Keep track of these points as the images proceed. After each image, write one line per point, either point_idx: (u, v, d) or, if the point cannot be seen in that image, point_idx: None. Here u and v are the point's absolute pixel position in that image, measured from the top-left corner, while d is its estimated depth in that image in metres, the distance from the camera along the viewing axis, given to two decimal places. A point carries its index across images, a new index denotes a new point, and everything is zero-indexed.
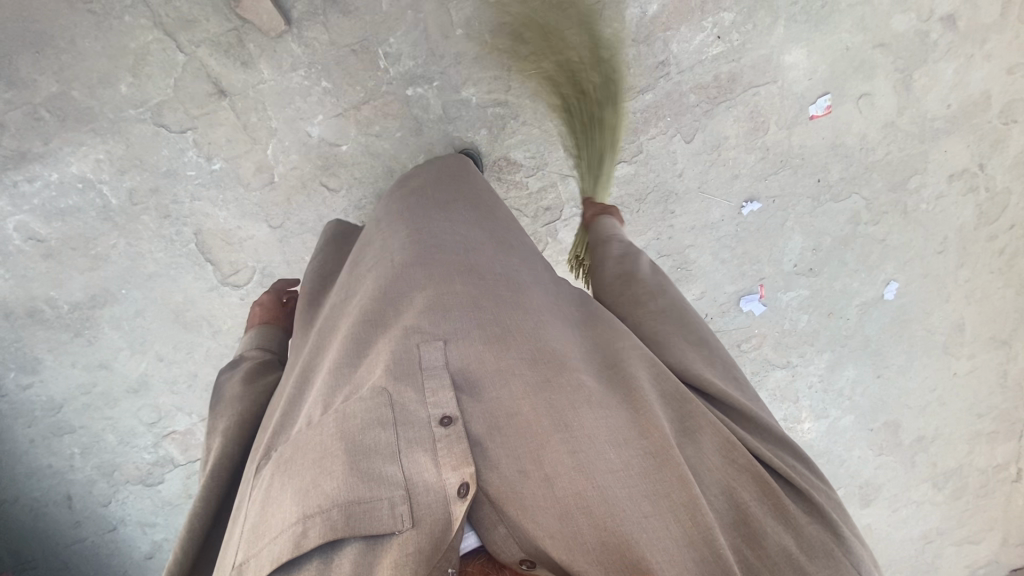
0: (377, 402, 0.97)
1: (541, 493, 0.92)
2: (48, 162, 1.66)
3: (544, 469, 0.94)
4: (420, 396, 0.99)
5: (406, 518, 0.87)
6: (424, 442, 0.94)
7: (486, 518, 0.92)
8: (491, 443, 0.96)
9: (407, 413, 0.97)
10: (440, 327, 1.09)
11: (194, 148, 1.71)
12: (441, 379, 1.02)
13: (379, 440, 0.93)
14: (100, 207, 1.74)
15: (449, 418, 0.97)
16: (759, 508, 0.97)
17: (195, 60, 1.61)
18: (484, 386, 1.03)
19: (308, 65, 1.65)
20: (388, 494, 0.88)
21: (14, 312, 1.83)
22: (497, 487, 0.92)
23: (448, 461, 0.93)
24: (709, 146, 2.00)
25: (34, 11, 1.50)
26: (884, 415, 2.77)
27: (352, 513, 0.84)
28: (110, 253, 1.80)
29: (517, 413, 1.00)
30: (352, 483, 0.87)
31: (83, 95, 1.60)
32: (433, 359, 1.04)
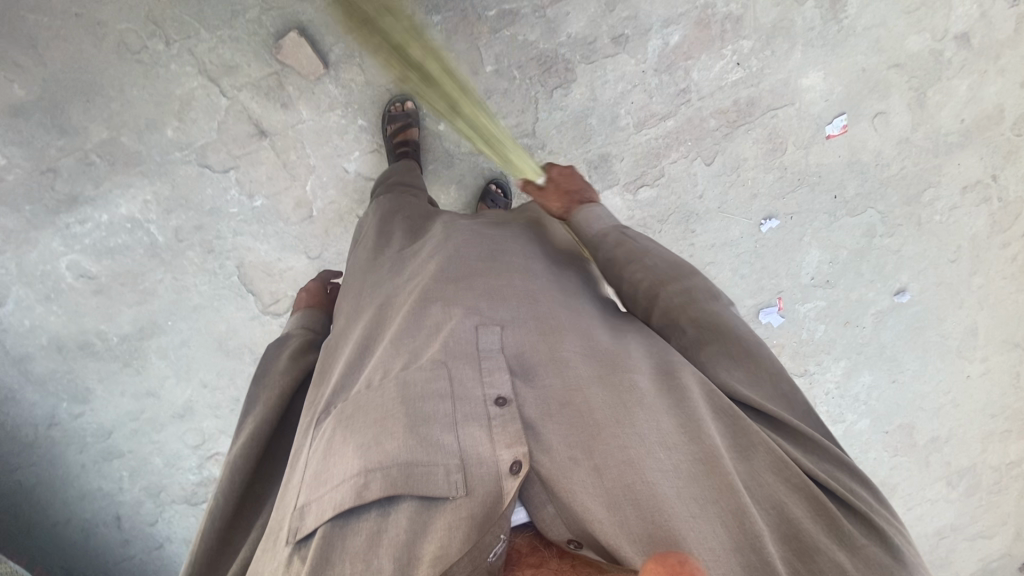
0: (438, 373, 0.99)
1: (590, 481, 0.90)
2: (99, 205, 1.73)
3: (595, 460, 0.93)
4: (476, 372, 1.01)
5: (460, 486, 0.87)
6: (478, 416, 0.95)
7: (536, 498, 0.92)
8: (545, 426, 0.96)
9: (462, 386, 0.99)
10: (496, 314, 1.11)
11: (237, 186, 1.78)
12: (498, 362, 1.03)
13: (436, 410, 0.95)
14: (148, 245, 1.81)
15: (504, 398, 0.97)
16: (810, 521, 0.91)
17: (236, 103, 1.68)
18: (539, 372, 1.03)
19: (346, 105, 1.72)
20: (441, 460, 0.89)
21: (66, 346, 1.92)
22: (546, 470, 0.91)
23: (502, 435, 0.93)
24: (728, 168, 2.06)
25: (84, 64, 1.56)
26: (898, 418, 2.84)
27: (408, 476, 0.86)
28: (157, 287, 1.88)
29: (573, 402, 0.99)
30: (410, 445, 0.89)
31: (131, 140, 1.66)
32: (490, 343, 1.05)
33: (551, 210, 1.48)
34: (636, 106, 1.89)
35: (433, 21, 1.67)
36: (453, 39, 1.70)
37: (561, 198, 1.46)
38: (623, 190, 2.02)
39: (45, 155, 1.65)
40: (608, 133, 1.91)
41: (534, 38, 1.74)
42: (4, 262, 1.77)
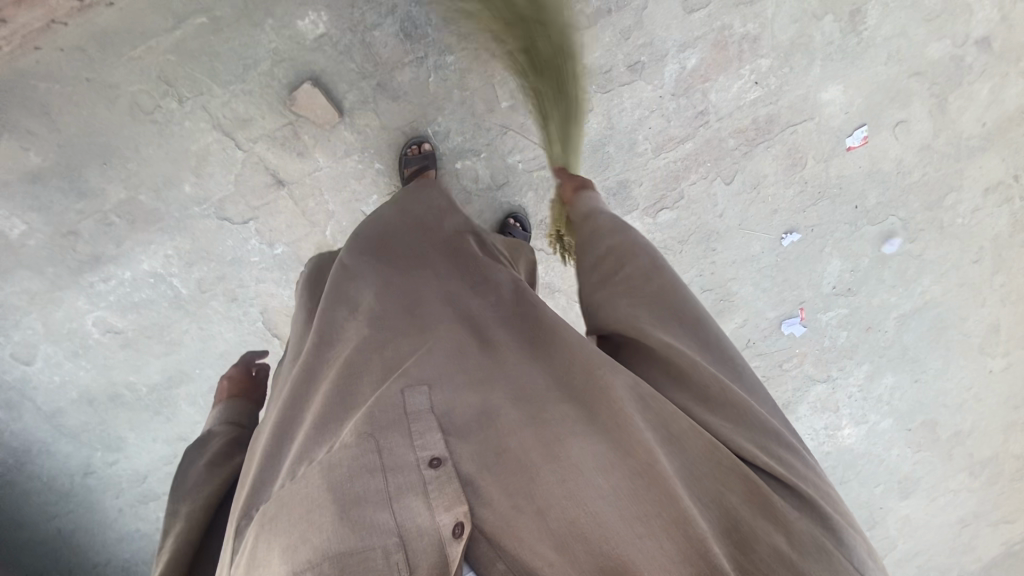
0: (365, 449, 0.85)
1: (534, 526, 0.82)
2: (121, 262, 1.73)
3: (535, 503, 0.84)
4: (403, 437, 0.88)
5: (403, 565, 0.76)
6: (412, 486, 0.83)
7: (485, 558, 0.81)
8: (484, 481, 0.86)
9: (392, 457, 0.85)
10: (420, 372, 0.99)
11: (257, 235, 1.77)
12: (427, 421, 0.91)
13: (367, 487, 0.81)
14: (172, 298, 1.81)
15: (438, 458, 0.86)
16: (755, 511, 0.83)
17: (252, 155, 1.66)
18: (468, 423, 0.93)
19: (362, 150, 1.70)
20: (377, 542, 0.76)
21: (97, 398, 1.93)
22: (490, 528, 0.82)
23: (439, 500, 0.82)
24: (748, 185, 2.04)
25: (98, 127, 1.55)
26: (922, 415, 2.83)
27: (341, 567, 0.73)
28: (183, 338, 1.88)
29: (507, 449, 0.89)
30: (342, 532, 0.76)
31: (150, 198, 1.66)
32: (414, 400, 0.93)
33: (562, 188, 1.52)
34: (655, 132, 1.87)
35: (446, 61, 1.65)
36: (467, 77, 1.68)
37: (574, 182, 1.50)
38: (643, 215, 2.00)
39: (66, 218, 1.64)
40: (625, 159, 1.89)
41: None
42: (31, 323, 1.77)
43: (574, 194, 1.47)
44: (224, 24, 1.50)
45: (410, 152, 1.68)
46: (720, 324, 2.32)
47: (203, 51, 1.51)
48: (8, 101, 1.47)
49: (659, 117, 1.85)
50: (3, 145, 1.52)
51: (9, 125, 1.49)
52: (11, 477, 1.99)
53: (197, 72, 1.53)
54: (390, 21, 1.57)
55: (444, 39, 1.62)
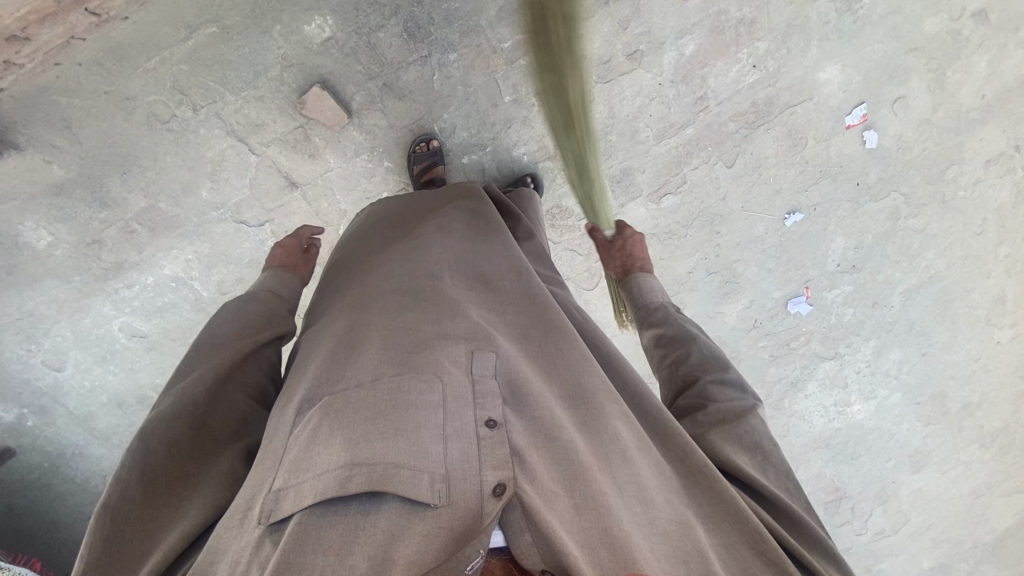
0: (431, 387, 0.92)
1: (568, 518, 0.84)
2: (144, 268, 1.79)
3: (576, 501, 0.87)
4: (468, 393, 0.94)
5: (443, 497, 0.79)
6: (466, 436, 0.87)
7: (513, 522, 0.80)
8: (533, 457, 0.88)
9: (454, 404, 0.91)
10: (492, 344, 1.05)
11: (273, 237, 1.82)
12: (492, 387, 0.96)
13: (427, 419, 0.87)
14: (193, 300, 1.87)
15: (495, 422, 0.90)
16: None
17: (266, 158, 1.71)
18: (530, 405, 0.97)
19: (371, 149, 1.75)
20: (427, 467, 0.81)
21: (126, 401, 2.00)
22: (531, 494, 0.82)
23: (489, 457, 0.85)
24: (750, 168, 2.07)
25: (116, 138, 1.60)
26: (930, 388, 2.85)
27: (392, 476, 0.78)
28: None
29: (562, 440, 0.94)
30: (398, 445, 0.82)
31: (169, 205, 1.71)
32: (484, 368, 0.99)
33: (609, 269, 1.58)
34: (655, 119, 1.91)
35: (450, 59, 1.68)
36: (470, 74, 1.71)
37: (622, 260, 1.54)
38: (647, 200, 2.04)
39: (90, 227, 1.70)
40: (628, 147, 1.93)
41: None
42: (60, 330, 1.83)
43: (626, 274, 1.52)
44: (234, 33, 1.54)
45: (418, 149, 1.73)
46: (726, 306, 2.36)
47: (214, 60, 1.56)
48: (30, 117, 1.53)
49: (660, 105, 1.88)
50: (27, 159, 1.57)
51: (32, 140, 1.55)
52: (47, 480, 2.07)
53: (209, 81, 1.58)
54: (394, 22, 1.60)
55: (447, 37, 1.65)
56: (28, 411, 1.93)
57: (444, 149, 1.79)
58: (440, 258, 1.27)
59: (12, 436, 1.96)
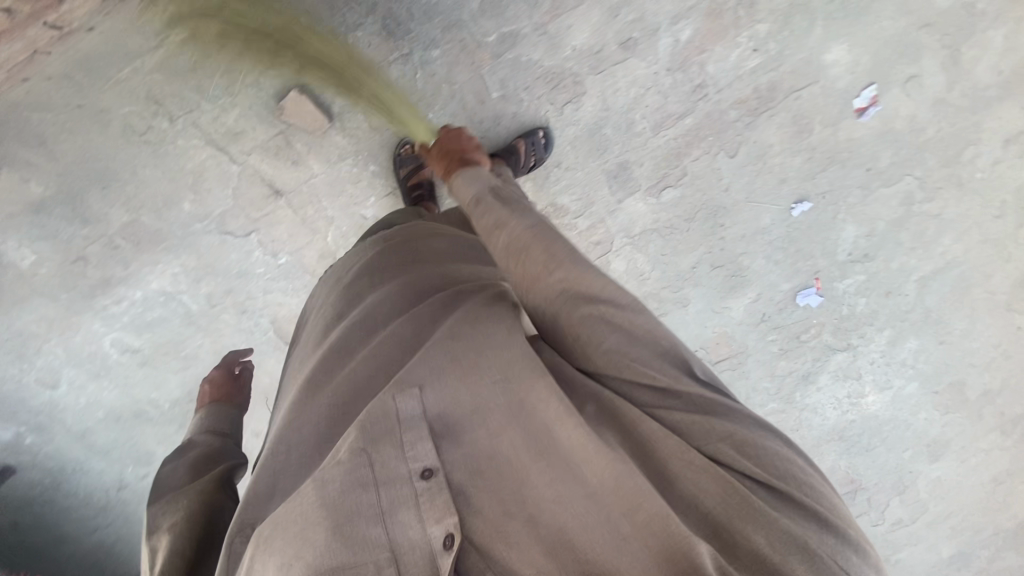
0: (358, 460, 0.85)
1: (525, 540, 0.82)
2: (131, 283, 1.75)
3: (528, 513, 0.84)
4: (396, 448, 0.87)
5: (397, 574, 0.78)
6: (404, 500, 0.82)
7: (473, 569, 0.81)
8: (476, 488, 0.85)
9: (385, 467, 0.85)
10: (416, 374, 0.95)
11: (260, 247, 1.78)
12: (418, 429, 0.88)
13: (359, 502, 0.81)
14: (183, 314, 1.84)
15: (430, 469, 0.85)
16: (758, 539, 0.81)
17: (248, 167, 1.66)
18: (461, 429, 0.90)
19: (355, 154, 1.69)
20: (371, 556, 0.78)
21: (122, 416, 1.98)
22: (481, 533, 0.82)
23: (430, 512, 0.81)
24: (754, 157, 1.97)
25: (93, 153, 1.56)
26: (949, 376, 2.75)
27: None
28: (199, 351, 1.91)
29: (499, 458, 0.87)
30: (335, 547, 0.77)
31: (152, 219, 1.67)
32: (408, 408, 0.90)
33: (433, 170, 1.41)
34: (652, 109, 1.82)
35: (432, 56, 1.61)
36: (454, 71, 1.64)
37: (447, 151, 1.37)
38: (646, 195, 1.96)
39: (73, 244, 1.67)
40: (624, 141, 1.85)
41: (538, 57, 1.67)
42: (52, 348, 1.81)
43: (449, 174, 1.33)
44: (207, 40, 1.48)
45: (404, 151, 1.68)
46: (733, 301, 2.28)
47: (188, 68, 1.50)
48: (4, 135, 1.48)
49: (656, 95, 1.80)
50: (5, 177, 1.53)
51: (7, 158, 1.51)
52: (50, 496, 2.07)
53: (185, 89, 1.52)
54: (372, 20, 1.53)
55: (428, 34, 1.58)
56: (26, 429, 1.92)
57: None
58: (376, 295, 1.17)
59: (11, 454, 1.95)
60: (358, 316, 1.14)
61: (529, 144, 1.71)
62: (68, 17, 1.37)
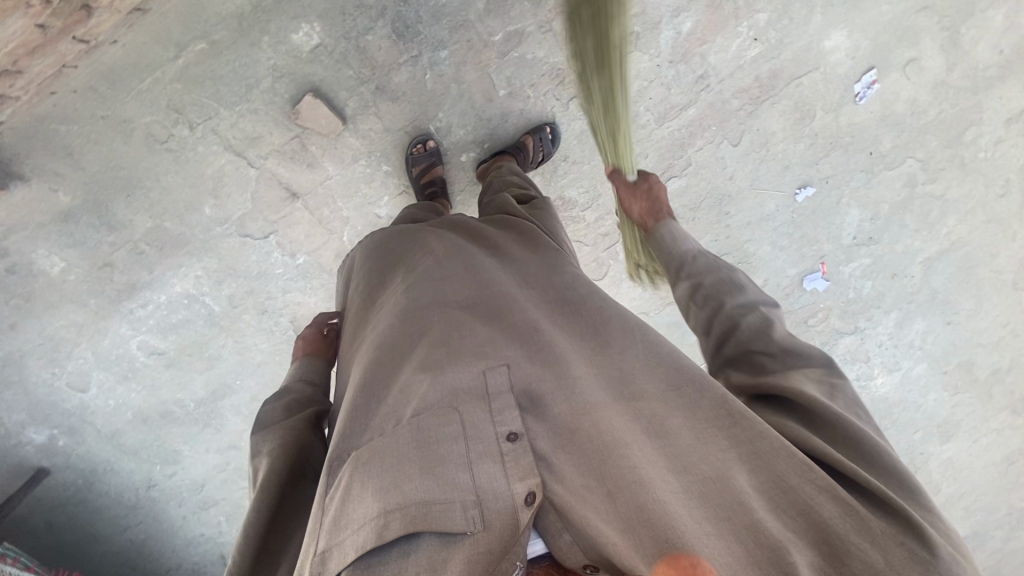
0: (450, 418, 0.91)
1: (602, 509, 0.82)
2: (156, 287, 1.81)
3: (607, 486, 0.85)
4: (485, 412, 0.92)
5: (479, 521, 0.80)
6: (492, 454, 0.87)
7: (552, 527, 0.84)
8: (558, 457, 0.88)
9: (474, 428, 0.90)
10: (502, 352, 1.01)
11: (278, 248, 1.83)
12: (507, 399, 0.93)
13: (449, 450, 0.87)
14: (206, 315, 1.90)
15: (517, 433, 0.89)
16: (837, 519, 0.76)
17: (266, 171, 1.71)
18: (548, 403, 0.94)
19: (368, 154, 1.74)
20: (457, 497, 0.82)
21: (150, 417, 2.05)
22: (563, 499, 0.84)
23: (514, 469, 0.86)
24: (757, 144, 2.01)
25: (117, 162, 1.61)
26: (957, 356, 2.77)
27: (427, 514, 0.80)
28: (221, 352, 1.97)
29: (582, 428, 0.91)
30: (429, 485, 0.83)
31: (174, 224, 1.73)
32: (497, 380, 0.96)
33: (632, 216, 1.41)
34: (655, 102, 1.86)
35: (441, 57, 1.65)
36: (462, 70, 1.68)
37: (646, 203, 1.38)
38: None
39: (100, 251, 1.73)
40: None
41: (543, 54, 1.70)
42: (82, 352, 1.87)
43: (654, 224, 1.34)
44: (223, 48, 1.53)
45: (415, 151, 1.72)
46: None
47: (205, 76, 1.55)
48: (33, 147, 1.55)
49: (659, 87, 1.84)
50: (34, 188, 1.59)
51: (36, 170, 1.57)
52: (84, 496, 2.13)
53: (203, 97, 1.57)
54: (382, 24, 1.58)
55: (436, 34, 1.63)
56: (59, 432, 1.99)
57: (441, 148, 1.77)
58: (446, 268, 1.21)
59: (45, 457, 2.02)
60: (430, 286, 1.17)
61: (535, 140, 1.76)
62: (93, 30, 1.38)
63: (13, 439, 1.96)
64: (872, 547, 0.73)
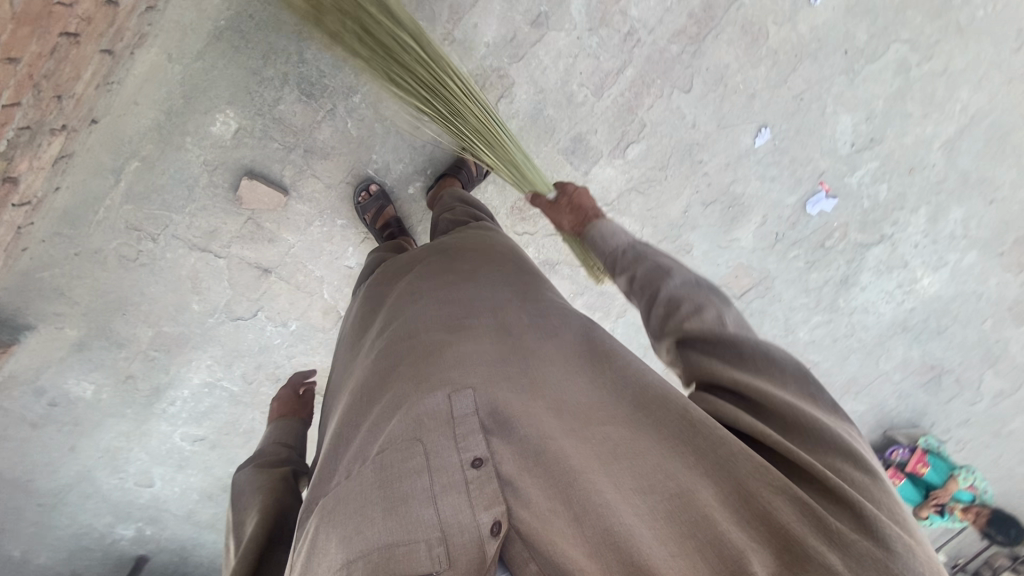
0: (413, 451, 0.81)
1: (571, 534, 0.73)
2: (177, 384, 1.96)
3: (575, 509, 0.75)
4: (447, 439, 0.82)
5: (447, 558, 0.73)
6: (455, 488, 0.78)
7: (517, 556, 0.74)
8: (525, 480, 0.78)
9: (437, 458, 0.80)
10: (468, 373, 0.89)
11: (270, 321, 1.92)
12: (470, 421, 0.83)
13: (412, 486, 0.78)
14: (229, 396, 2.03)
15: (481, 458, 0.79)
16: (801, 526, 0.70)
17: (233, 257, 1.78)
18: (515, 421, 0.83)
19: (320, 214, 1.77)
20: (422, 534, 0.74)
21: (214, 491, 2.24)
22: (529, 525, 0.73)
23: (479, 498, 0.76)
24: (712, 83, 1.86)
25: (103, 287, 1.74)
26: (1014, 233, 2.49)
27: (389, 560, 0.72)
28: (254, 423, 2.12)
29: (549, 447, 0.81)
30: (393, 525, 0.75)
31: (172, 326, 1.85)
32: (459, 406, 0.84)
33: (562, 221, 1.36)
34: (588, 74, 1.76)
35: (356, 101, 1.64)
36: (381, 107, 1.66)
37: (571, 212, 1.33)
38: (610, 158, 1.91)
39: (118, 366, 1.88)
40: (569, 115, 1.81)
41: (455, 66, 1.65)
42: (137, 455, 2.06)
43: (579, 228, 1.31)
44: (154, 160, 1.59)
45: (362, 199, 1.73)
46: (739, 230, 2.20)
47: (150, 190, 1.63)
48: (28, 298, 1.68)
49: (587, 59, 1.73)
50: (44, 332, 1.74)
51: (38, 316, 1.71)
52: (184, 569, 2.39)
53: (154, 209, 1.66)
54: (289, 89, 1.58)
55: (344, 82, 1.61)
56: (143, 523, 2.22)
57: (386, 188, 1.77)
58: (421, 293, 1.12)
59: (141, 545, 2.27)
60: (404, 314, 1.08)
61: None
62: (28, 192, 1.33)
63: (109, 537, 2.22)
64: (837, 552, 0.68)
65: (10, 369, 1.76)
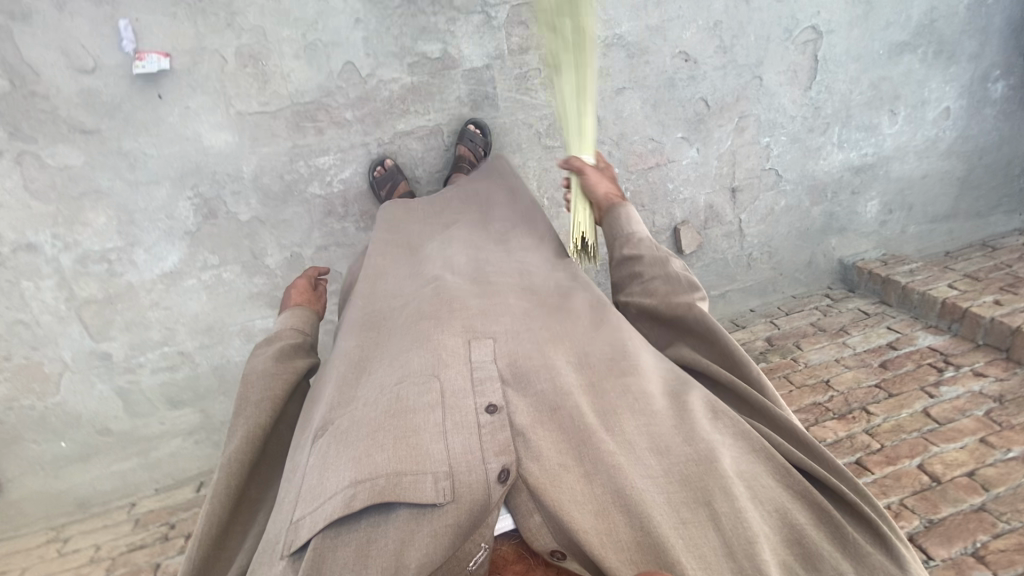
0: (428, 387, 0.90)
1: (580, 488, 0.82)
2: (861, 167, 2.36)
3: (586, 467, 0.84)
4: (466, 384, 0.92)
5: (451, 492, 0.78)
6: (468, 429, 0.86)
7: (523, 506, 0.81)
8: (537, 430, 0.87)
9: (454, 399, 0.89)
10: (489, 330, 1.03)
11: (768, 159, 2.23)
12: (489, 373, 0.94)
13: (428, 420, 0.86)
14: (845, 127, 2.27)
15: (494, 406, 0.89)
16: (806, 518, 0.84)
17: (741, 213, 2.29)
18: (531, 381, 0.94)
19: (677, 198, 2.18)
20: (432, 468, 0.80)
21: (950, 54, 2.25)
22: (538, 478, 0.81)
23: (490, 442, 0.84)
24: (321, 46, 1.66)
25: (806, 253, 2.44)
26: None
27: (397, 487, 0.77)
28: (868, 88, 2.22)
29: (565, 407, 0.91)
30: (401, 455, 0.80)
31: (811, 204, 2.36)
32: (477, 354, 0.97)
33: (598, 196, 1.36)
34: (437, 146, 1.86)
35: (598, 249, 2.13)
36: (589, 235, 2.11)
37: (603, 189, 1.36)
38: (460, 56, 1.78)
39: (857, 201, 2.41)
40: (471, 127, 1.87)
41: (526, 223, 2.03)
42: (926, 138, 2.38)
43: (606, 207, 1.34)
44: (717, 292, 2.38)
45: None
46: None
47: (731, 283, 2.39)
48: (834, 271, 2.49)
49: (428, 160, 1.87)
50: (852, 254, 2.48)
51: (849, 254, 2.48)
52: None
53: (739, 273, 2.38)
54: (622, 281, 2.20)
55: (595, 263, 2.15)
56: (999, 83, 2.35)
57: None
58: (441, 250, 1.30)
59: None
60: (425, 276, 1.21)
61: (468, 144, 1.79)
62: (781, 333, 2.24)
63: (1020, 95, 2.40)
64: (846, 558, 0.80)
65: (884, 243, 2.51)
